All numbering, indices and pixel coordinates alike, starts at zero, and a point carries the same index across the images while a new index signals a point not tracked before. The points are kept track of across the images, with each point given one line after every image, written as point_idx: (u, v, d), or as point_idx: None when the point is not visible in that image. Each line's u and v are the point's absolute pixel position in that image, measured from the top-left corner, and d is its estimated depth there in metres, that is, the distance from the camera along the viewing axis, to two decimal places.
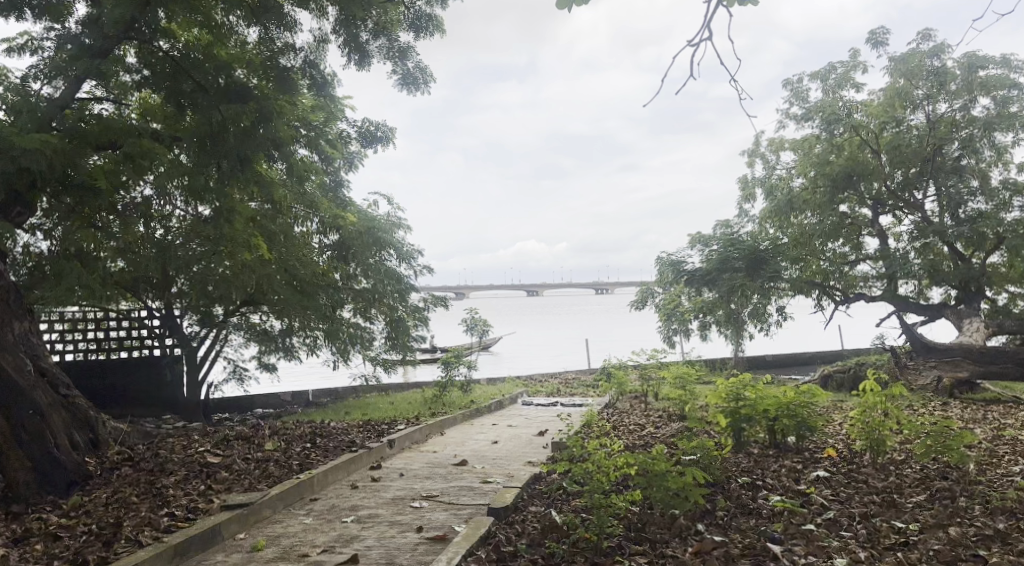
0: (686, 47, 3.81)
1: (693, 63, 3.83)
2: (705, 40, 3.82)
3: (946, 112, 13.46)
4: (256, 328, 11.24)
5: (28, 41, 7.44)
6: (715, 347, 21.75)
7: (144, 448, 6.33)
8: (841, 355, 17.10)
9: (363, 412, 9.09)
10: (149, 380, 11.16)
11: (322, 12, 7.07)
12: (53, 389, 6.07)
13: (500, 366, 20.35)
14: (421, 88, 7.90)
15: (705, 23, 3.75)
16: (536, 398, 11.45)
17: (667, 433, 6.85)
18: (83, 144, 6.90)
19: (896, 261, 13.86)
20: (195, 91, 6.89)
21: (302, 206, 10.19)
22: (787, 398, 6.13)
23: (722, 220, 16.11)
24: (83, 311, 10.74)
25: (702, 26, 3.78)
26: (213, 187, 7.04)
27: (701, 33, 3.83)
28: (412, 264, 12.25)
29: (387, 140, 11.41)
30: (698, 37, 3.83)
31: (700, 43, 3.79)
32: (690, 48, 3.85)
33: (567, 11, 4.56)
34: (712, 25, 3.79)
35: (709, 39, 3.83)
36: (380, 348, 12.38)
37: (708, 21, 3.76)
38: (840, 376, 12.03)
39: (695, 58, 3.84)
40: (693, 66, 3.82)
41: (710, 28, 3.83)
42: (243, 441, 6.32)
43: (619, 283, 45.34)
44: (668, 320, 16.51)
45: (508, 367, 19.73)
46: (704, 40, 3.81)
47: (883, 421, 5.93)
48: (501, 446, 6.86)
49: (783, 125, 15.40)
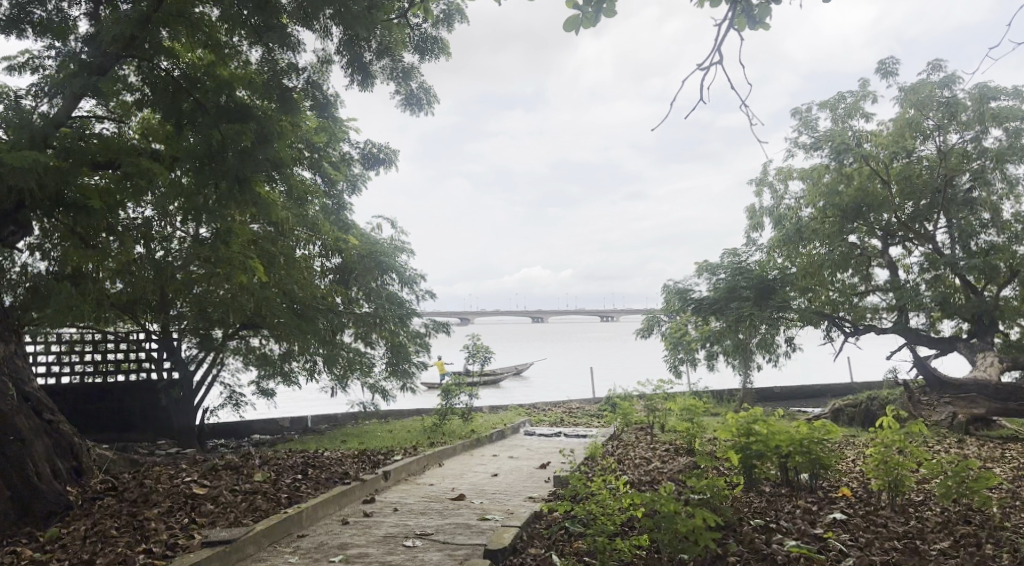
0: (696, 71, 4.13)
1: (702, 86, 4.12)
2: (715, 64, 4.10)
3: (957, 143, 13.30)
4: (255, 352, 11.00)
5: (28, 58, 7.33)
6: (723, 378, 21.38)
7: (129, 476, 6.08)
8: (851, 388, 16.79)
9: (359, 441, 8.82)
10: (143, 404, 10.95)
11: (324, 33, 6.91)
12: (37, 414, 5.86)
13: (503, 394, 20.03)
14: (424, 109, 7.80)
15: (713, 49, 4.05)
16: (539, 428, 11.16)
17: (673, 468, 6.59)
18: (79, 163, 6.77)
19: (907, 293, 13.61)
20: (195, 111, 6.77)
21: (304, 229, 10.03)
22: (800, 434, 5.88)
23: (729, 248, 15.81)
24: (81, 332, 10.69)
25: (711, 51, 4.08)
26: (210, 208, 6.87)
27: (712, 57, 4.13)
28: (415, 288, 12.06)
29: (389, 162, 11.29)
30: (708, 61, 4.13)
31: (708, 67, 4.09)
32: (700, 72, 4.15)
33: (576, 33, 4.74)
34: (721, 50, 4.09)
35: (718, 63, 4.12)
36: (380, 374, 12.14)
37: (716, 47, 4.05)
38: (851, 411, 11.65)
39: (705, 80, 4.14)
40: (702, 88, 4.12)
41: (719, 51, 4.11)
42: (232, 471, 6.08)
43: (625, 311, 45.00)
44: (675, 349, 15.62)
45: (511, 396, 19.41)
46: (714, 63, 4.11)
47: (902, 460, 5.66)
48: (501, 479, 6.61)
49: (792, 154, 15.28)
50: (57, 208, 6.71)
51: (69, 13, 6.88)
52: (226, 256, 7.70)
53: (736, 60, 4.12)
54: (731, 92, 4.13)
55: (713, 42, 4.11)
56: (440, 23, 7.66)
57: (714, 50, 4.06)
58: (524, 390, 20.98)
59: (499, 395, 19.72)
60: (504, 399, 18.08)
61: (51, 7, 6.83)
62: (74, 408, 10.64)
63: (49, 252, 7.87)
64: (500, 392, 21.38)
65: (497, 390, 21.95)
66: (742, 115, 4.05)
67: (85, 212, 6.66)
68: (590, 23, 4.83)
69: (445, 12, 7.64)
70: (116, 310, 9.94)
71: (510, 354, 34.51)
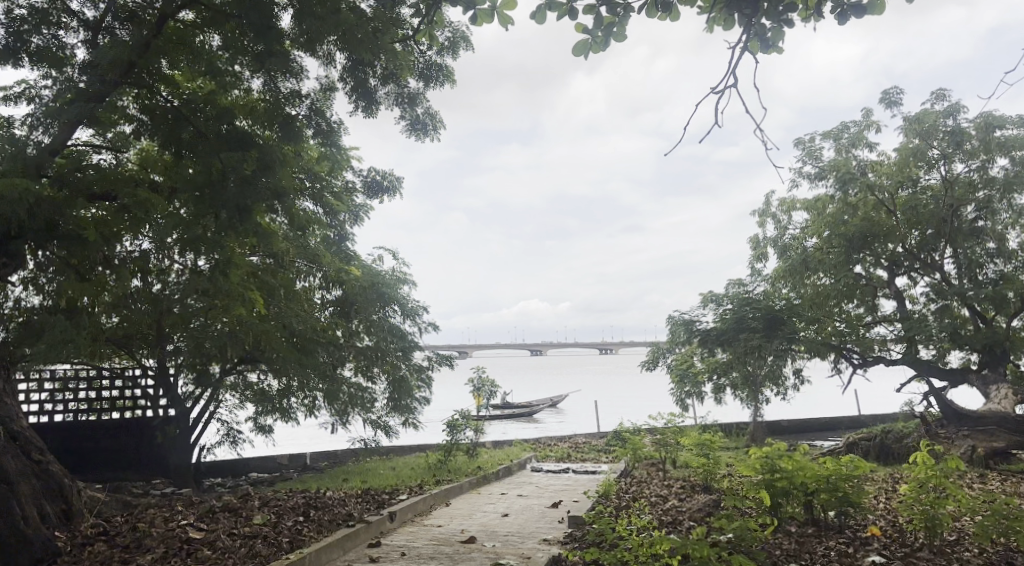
0: (711, 95, 4.07)
1: (719, 110, 4.06)
2: (729, 87, 4.05)
3: (963, 171, 13.22)
4: (252, 388, 10.63)
5: (25, 89, 7.14)
6: (729, 411, 21.02)
7: (122, 520, 5.73)
8: (861, 421, 16.43)
9: (362, 479, 8.49)
10: (138, 443, 10.61)
11: (329, 58, 6.78)
12: (24, 455, 5.54)
13: (506, 430, 19.59)
14: (430, 135, 7.62)
15: (728, 72, 4.02)
16: (546, 464, 10.81)
17: (694, 507, 6.28)
18: (75, 193, 6.63)
19: (916, 323, 13.40)
20: (195, 140, 6.61)
21: (305, 260, 9.82)
22: (827, 470, 5.63)
23: (734, 278, 15.64)
24: (75, 369, 10.41)
25: (725, 75, 4.03)
26: (210, 238, 6.65)
27: (727, 81, 4.08)
28: (417, 320, 11.83)
29: (393, 190, 11.14)
30: (722, 85, 4.07)
31: (724, 90, 4.03)
32: (714, 95, 4.10)
33: (585, 57, 4.60)
34: (736, 74, 4.04)
35: (732, 86, 4.06)
36: (382, 410, 11.81)
37: (730, 70, 4.01)
38: (866, 445, 11.32)
39: (720, 103, 4.08)
40: (718, 110, 4.06)
41: (734, 74, 4.06)
42: (230, 513, 5.76)
43: (625, 344, 44.67)
44: (681, 382, 15.74)
45: (513, 431, 18.98)
46: (727, 87, 4.07)
47: (940, 498, 5.37)
48: (512, 519, 6.31)
49: (795, 184, 15.22)
50: (51, 240, 6.47)
51: (64, 40, 6.75)
52: (225, 289, 7.45)
53: (751, 84, 4.06)
54: (746, 114, 4.06)
55: (726, 65, 4.06)
56: (446, 51, 7.52)
57: (729, 73, 4.01)
58: (527, 426, 20.55)
59: (501, 431, 19.31)
60: (507, 435, 17.66)
61: (50, 36, 6.68)
62: (67, 447, 10.31)
63: (44, 286, 7.65)
64: (502, 427, 20.96)
65: (498, 425, 21.50)
66: (762, 138, 3.97)
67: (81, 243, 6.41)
68: (598, 48, 4.70)
69: (450, 39, 7.54)
70: (112, 345, 9.70)
71: (511, 390, 33.99)
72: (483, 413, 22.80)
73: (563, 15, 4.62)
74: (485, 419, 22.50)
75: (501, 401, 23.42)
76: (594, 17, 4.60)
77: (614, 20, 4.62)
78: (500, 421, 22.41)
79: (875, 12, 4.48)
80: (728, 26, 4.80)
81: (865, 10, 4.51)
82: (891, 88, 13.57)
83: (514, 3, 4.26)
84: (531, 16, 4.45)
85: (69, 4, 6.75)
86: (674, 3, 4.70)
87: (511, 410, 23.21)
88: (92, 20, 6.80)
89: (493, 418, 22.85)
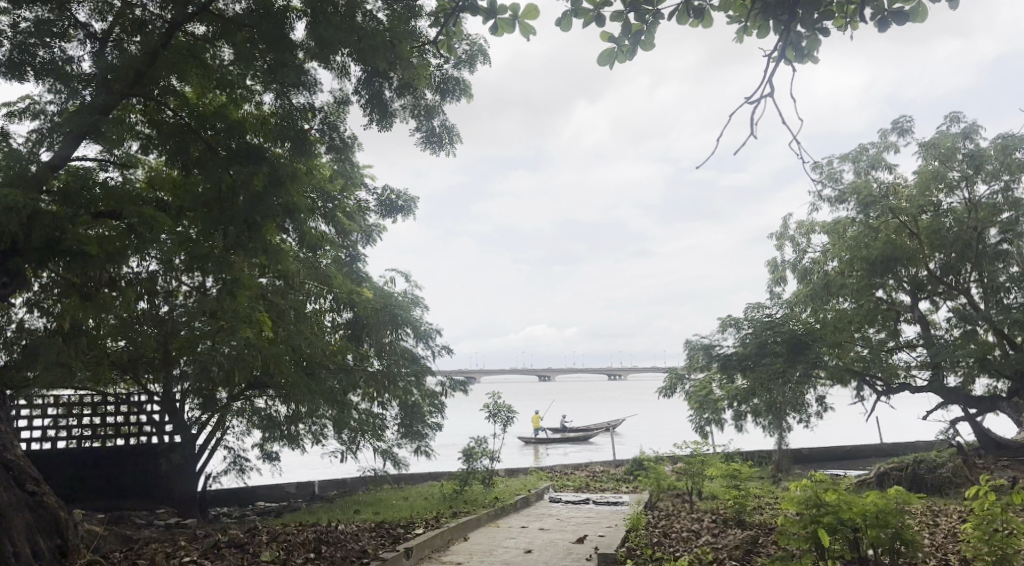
0: (743, 104, 3.64)
1: (754, 122, 3.62)
2: (766, 97, 3.61)
3: (985, 194, 12.87)
4: (260, 413, 10.22)
5: (30, 104, 6.97)
6: (749, 439, 20.49)
7: (122, 557, 5.34)
8: (886, 450, 15.88)
9: (374, 511, 8.08)
10: (141, 471, 10.28)
11: (343, 71, 6.58)
12: (17, 487, 5.18)
13: (545, 455, 19.22)
14: (446, 149, 7.29)
15: (766, 79, 3.58)
16: (564, 494, 10.37)
17: (728, 545, 5.87)
18: (78, 210, 6.39)
19: (942, 348, 12.94)
20: (204, 154, 6.36)
21: (316, 282, 9.51)
22: (874, 504, 5.24)
23: (754, 301, 15.12)
24: (79, 393, 10.10)
25: (761, 82, 3.60)
26: (212, 259, 6.25)
27: (763, 90, 3.65)
28: (430, 343, 11.51)
29: (408, 210, 10.85)
30: (757, 93, 3.63)
31: (760, 99, 3.59)
32: (749, 105, 3.67)
33: (610, 68, 4.26)
34: (773, 82, 3.59)
35: (770, 94, 3.62)
36: (392, 438, 11.43)
37: (768, 77, 3.57)
38: (897, 474, 10.87)
39: (755, 114, 3.66)
40: (752, 123, 3.62)
41: (770, 83, 3.63)
42: (236, 549, 5.40)
43: (636, 370, 44.20)
44: (700, 409, 15.05)
45: (550, 457, 18.55)
46: (763, 96, 3.62)
47: (1005, 536, 4.92)
48: (536, 557, 5.91)
49: (814, 207, 14.92)
50: (53, 261, 6.18)
51: (70, 53, 6.56)
52: (231, 310, 7.08)
53: (790, 94, 3.62)
54: (783, 127, 3.60)
55: (763, 73, 3.64)
56: (463, 64, 7.27)
57: (766, 81, 3.56)
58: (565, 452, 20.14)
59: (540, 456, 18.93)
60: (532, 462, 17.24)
61: (55, 48, 6.50)
62: (67, 475, 9.97)
63: (49, 308, 7.43)
64: (543, 450, 20.56)
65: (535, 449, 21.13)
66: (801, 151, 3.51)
67: (86, 262, 6.11)
68: (625, 59, 4.38)
69: (468, 51, 7.29)
70: (116, 370, 9.37)
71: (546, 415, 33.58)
72: (527, 438, 22.46)
73: (589, 22, 4.27)
74: (535, 443, 22.14)
75: (559, 424, 23.12)
76: (622, 24, 4.27)
77: (642, 28, 4.27)
78: (534, 446, 22.03)
79: (919, 20, 3.98)
80: (762, 33, 4.34)
81: (909, 17, 4.02)
82: (905, 114, 13.32)
83: (537, 11, 3.91)
84: (557, 22, 4.12)
85: (77, 15, 6.54)
86: (707, 7, 4.34)
87: (568, 434, 22.83)
88: (99, 33, 6.60)
89: (540, 442, 22.50)
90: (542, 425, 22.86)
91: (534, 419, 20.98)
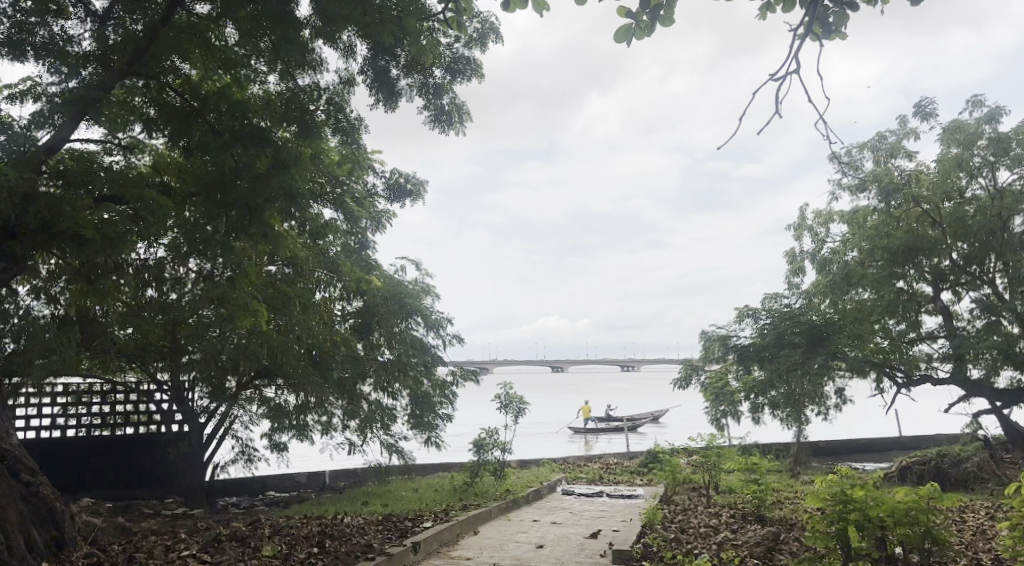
0: (769, 81, 3.34)
1: (780, 100, 3.32)
2: (792, 73, 3.33)
3: (1010, 180, 12.44)
4: (268, 404, 10.06)
5: (30, 87, 6.76)
6: (770, 433, 20.16)
7: (119, 549, 5.20)
8: (907, 444, 15.53)
9: (382, 503, 7.90)
10: (150, 460, 10.19)
11: (349, 50, 6.36)
12: (12, 477, 5.07)
13: (595, 446, 19.06)
14: (455, 129, 7.07)
15: (790, 55, 3.29)
16: (577, 487, 10.14)
17: (748, 543, 5.62)
18: (81, 193, 6.24)
19: (966, 340, 12.56)
20: (208, 134, 6.17)
21: (324, 270, 9.43)
22: (906, 500, 4.93)
23: (770, 292, 14.81)
24: (88, 382, 9.96)
25: (786, 57, 3.32)
26: (213, 242, 6.06)
27: (787, 67, 3.35)
28: (441, 332, 11.29)
29: (416, 194, 10.64)
30: (782, 70, 3.35)
31: (785, 76, 3.30)
32: (774, 82, 3.36)
33: (627, 42, 3.94)
34: (798, 57, 3.30)
35: (795, 71, 3.34)
36: (402, 430, 11.22)
37: (792, 51, 3.29)
38: (920, 468, 10.60)
39: (780, 92, 3.35)
40: (778, 100, 3.31)
41: (797, 58, 3.35)
42: (238, 543, 5.22)
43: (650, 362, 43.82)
44: (715, 401, 14.95)
45: (572, 449, 18.34)
46: (788, 72, 3.33)
47: None
48: (547, 552, 5.69)
49: (834, 196, 14.55)
50: (52, 246, 5.98)
51: (69, 33, 6.34)
52: (234, 297, 6.90)
53: (817, 72, 3.33)
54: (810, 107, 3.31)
55: (788, 48, 3.35)
56: (474, 43, 7.03)
57: (790, 55, 3.28)
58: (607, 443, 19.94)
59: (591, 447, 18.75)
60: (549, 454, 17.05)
61: (55, 28, 6.29)
62: (75, 464, 9.88)
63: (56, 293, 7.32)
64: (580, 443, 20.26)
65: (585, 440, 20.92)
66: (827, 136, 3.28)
67: (84, 243, 5.79)
68: (643, 34, 4.07)
69: (479, 30, 7.03)
70: (125, 358, 9.20)
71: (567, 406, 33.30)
72: (581, 429, 22.17)
73: None
74: (583, 433, 21.89)
75: (606, 414, 22.90)
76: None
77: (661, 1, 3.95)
78: (591, 436, 21.74)
79: None
80: (788, 8, 4.05)
81: None
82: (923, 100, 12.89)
83: None
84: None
85: None
86: None
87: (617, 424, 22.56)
88: (100, 11, 6.38)
89: (593, 431, 22.21)
90: (592, 415, 22.62)
91: (585, 409, 20.80)
